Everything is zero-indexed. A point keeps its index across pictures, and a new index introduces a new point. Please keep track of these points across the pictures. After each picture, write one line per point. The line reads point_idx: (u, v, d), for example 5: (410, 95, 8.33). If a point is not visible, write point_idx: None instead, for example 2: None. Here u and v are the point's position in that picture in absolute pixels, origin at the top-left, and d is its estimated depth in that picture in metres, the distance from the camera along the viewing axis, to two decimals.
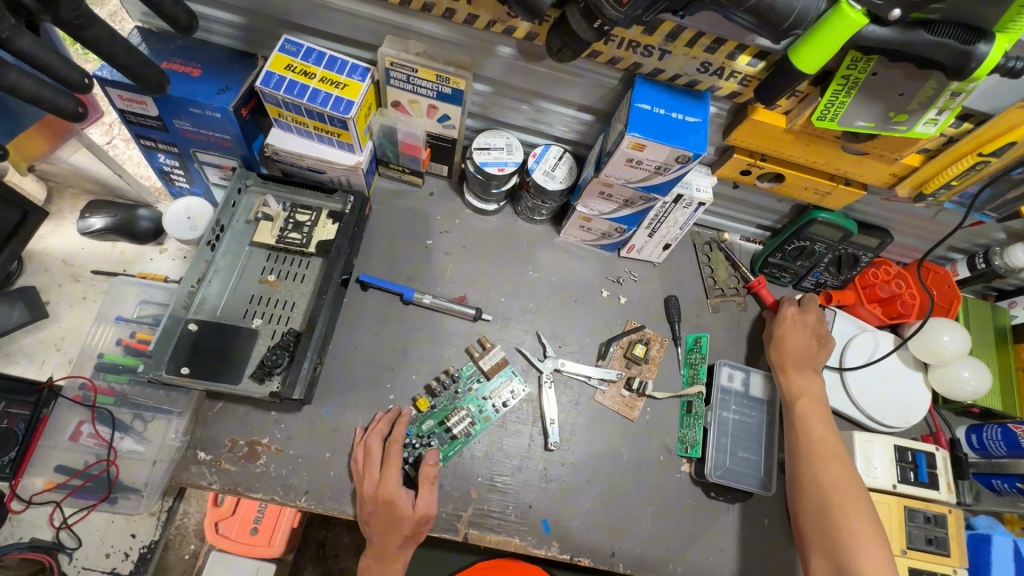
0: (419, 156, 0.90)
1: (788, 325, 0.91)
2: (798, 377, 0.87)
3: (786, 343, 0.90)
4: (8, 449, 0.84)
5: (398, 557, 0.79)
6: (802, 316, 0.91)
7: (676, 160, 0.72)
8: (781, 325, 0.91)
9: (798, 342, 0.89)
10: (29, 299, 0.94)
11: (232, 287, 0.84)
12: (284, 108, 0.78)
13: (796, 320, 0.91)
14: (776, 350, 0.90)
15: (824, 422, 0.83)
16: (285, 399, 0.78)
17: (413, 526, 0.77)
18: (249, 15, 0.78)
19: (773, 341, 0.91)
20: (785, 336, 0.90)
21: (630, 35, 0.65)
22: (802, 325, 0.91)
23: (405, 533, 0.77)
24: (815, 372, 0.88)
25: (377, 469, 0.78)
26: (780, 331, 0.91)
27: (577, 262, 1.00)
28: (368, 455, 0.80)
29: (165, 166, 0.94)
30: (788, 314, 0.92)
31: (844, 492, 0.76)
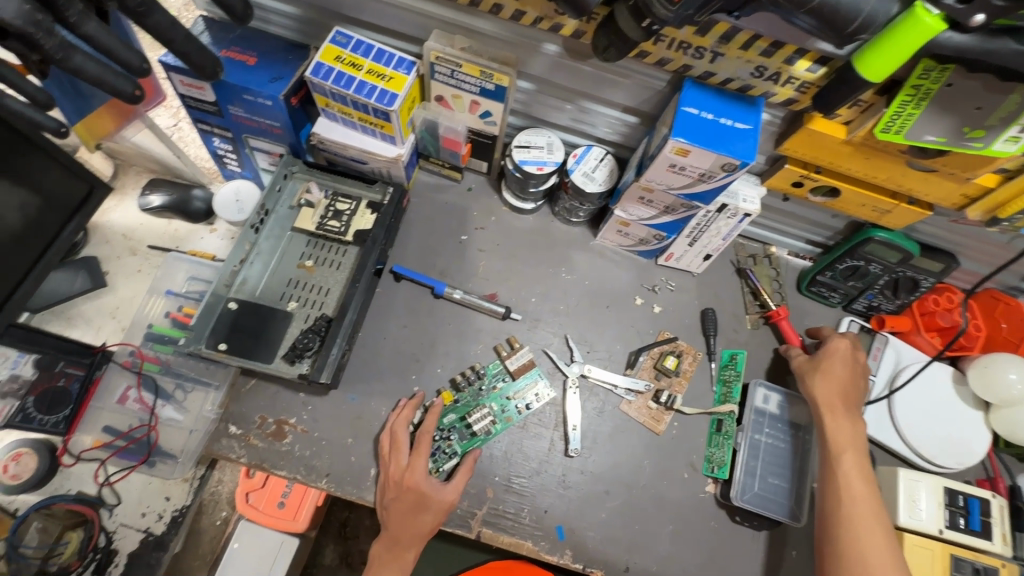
0: (459, 151, 0.90)
1: (834, 357, 0.85)
2: (844, 420, 0.79)
3: (831, 374, 0.83)
4: (63, 406, 0.91)
5: (411, 547, 0.80)
6: (853, 350, 0.85)
7: (721, 168, 0.68)
8: (828, 356, 0.84)
9: (846, 378, 0.82)
10: (91, 269, 1.01)
11: (272, 270, 0.87)
12: (331, 98, 0.79)
13: (844, 354, 0.84)
14: (818, 382, 0.83)
15: (864, 476, 0.75)
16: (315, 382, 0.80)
17: (433, 517, 0.78)
18: (305, 8, 0.80)
19: (815, 369, 0.84)
20: (831, 367, 0.83)
21: (680, 36, 0.63)
22: (850, 360, 0.84)
23: (427, 524, 0.78)
24: (859, 415, 0.81)
25: (403, 456, 0.79)
26: (826, 362, 0.84)
27: (611, 266, 0.98)
28: (394, 442, 0.81)
29: (219, 150, 0.98)
30: (837, 347, 0.85)
31: (877, 553, 0.70)
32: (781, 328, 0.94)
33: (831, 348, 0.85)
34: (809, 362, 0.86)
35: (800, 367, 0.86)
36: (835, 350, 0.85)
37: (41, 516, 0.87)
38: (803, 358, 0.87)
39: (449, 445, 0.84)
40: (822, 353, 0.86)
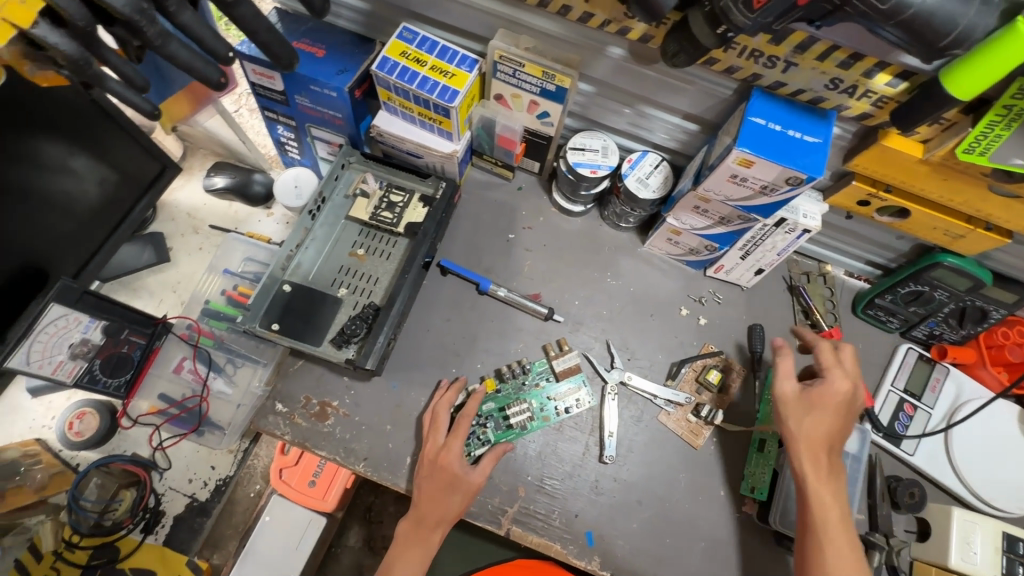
0: (513, 150, 0.91)
1: (826, 403, 0.75)
2: (829, 478, 0.73)
3: (818, 422, 0.74)
4: (125, 371, 0.94)
5: (436, 529, 0.79)
6: (846, 395, 0.75)
7: (785, 182, 0.66)
8: (819, 403, 0.75)
9: (833, 431, 0.74)
10: (157, 244, 1.06)
11: (325, 256, 0.90)
12: (393, 92, 0.81)
13: (836, 401, 0.75)
14: (802, 432, 0.74)
15: (852, 547, 0.69)
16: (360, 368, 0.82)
17: (461, 498, 0.78)
18: (374, 3, 0.82)
19: (801, 413, 0.75)
20: (819, 417, 0.74)
21: (753, 44, 0.61)
22: (840, 406, 0.75)
23: (454, 504, 0.78)
24: (843, 470, 0.74)
25: (441, 436, 0.80)
26: (816, 411, 0.75)
27: (658, 274, 0.97)
28: (434, 422, 0.82)
29: (282, 137, 1.01)
30: (830, 394, 0.75)
31: None
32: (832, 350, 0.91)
33: (822, 392, 0.76)
34: (796, 398, 0.76)
35: (785, 405, 0.76)
36: (825, 395, 0.75)
37: (100, 473, 0.92)
38: (791, 391, 0.77)
39: (483, 432, 0.84)
40: (809, 392, 0.76)
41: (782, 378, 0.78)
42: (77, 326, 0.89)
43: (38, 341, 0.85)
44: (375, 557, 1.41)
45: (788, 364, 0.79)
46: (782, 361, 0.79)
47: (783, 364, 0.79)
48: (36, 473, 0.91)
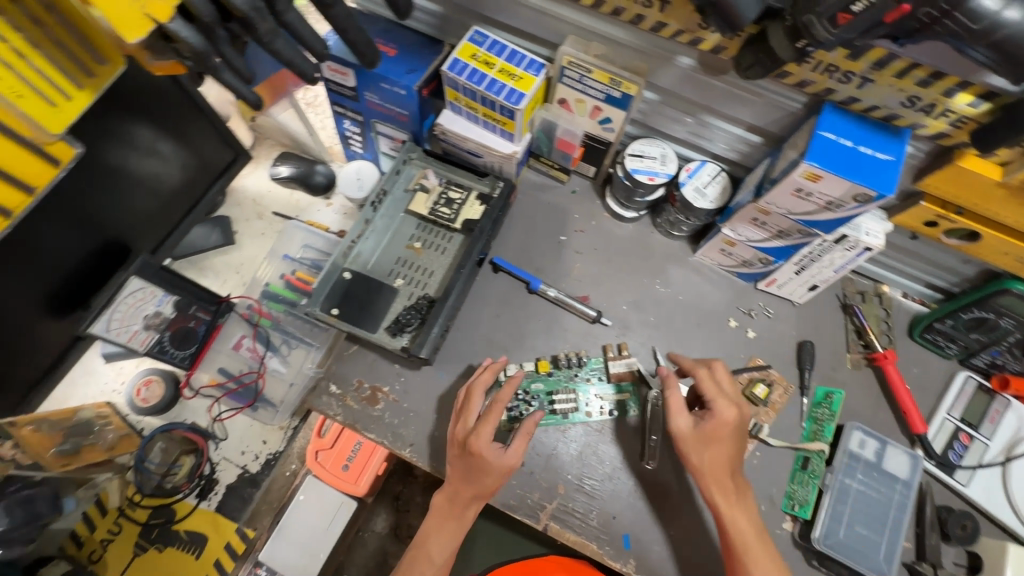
0: (571, 153, 0.93)
1: (721, 433, 0.77)
2: (737, 500, 0.76)
3: (717, 455, 0.76)
4: (191, 344, 0.99)
5: (471, 504, 0.80)
6: (736, 419, 0.77)
7: (853, 198, 0.66)
8: (716, 435, 0.76)
9: (731, 456, 0.77)
10: (224, 227, 1.12)
11: (384, 247, 0.93)
12: (461, 92, 0.84)
13: (729, 429, 0.77)
14: (705, 465, 0.76)
15: (777, 565, 0.73)
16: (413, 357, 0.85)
17: (496, 478, 0.77)
18: (448, 7, 0.85)
19: (700, 448, 0.76)
20: (714, 448, 0.76)
21: (830, 58, 0.61)
22: (732, 433, 0.77)
23: (489, 484, 0.78)
24: (745, 487, 0.77)
25: (472, 419, 0.80)
26: (712, 443, 0.76)
27: (708, 284, 0.97)
28: (467, 404, 0.81)
29: (347, 131, 1.06)
30: (724, 425, 0.77)
31: None
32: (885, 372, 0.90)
33: (715, 426, 0.76)
34: (694, 434, 0.76)
35: (685, 443, 0.77)
36: (719, 429, 0.76)
37: (164, 438, 0.98)
38: (686, 428, 0.77)
39: (527, 409, 0.87)
40: (704, 427, 0.76)
41: (675, 415, 0.78)
42: (152, 299, 0.97)
43: (118, 310, 0.93)
44: (400, 545, 1.45)
45: (679, 397, 0.78)
46: (673, 395, 0.78)
47: (673, 398, 0.78)
48: (108, 434, 0.95)
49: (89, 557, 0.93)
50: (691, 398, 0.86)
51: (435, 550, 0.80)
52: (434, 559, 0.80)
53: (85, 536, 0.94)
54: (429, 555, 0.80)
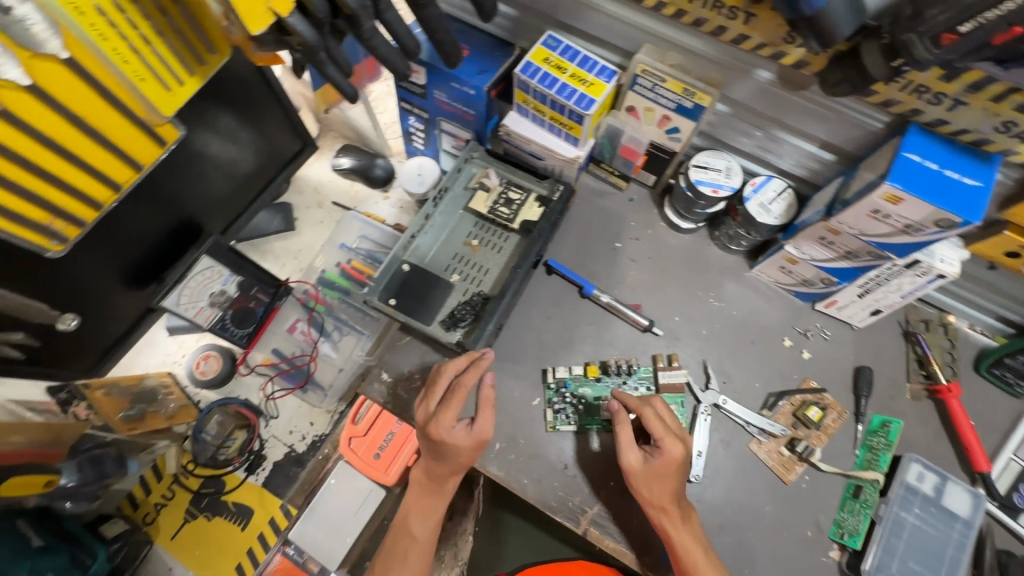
0: (634, 160, 0.93)
1: (670, 468, 0.76)
2: (687, 530, 0.75)
3: (665, 490, 0.75)
4: (248, 324, 1.03)
5: (448, 480, 0.83)
6: (682, 454, 0.77)
7: (934, 223, 0.64)
8: (665, 470, 0.76)
9: (680, 490, 0.76)
10: (286, 214, 1.15)
11: (442, 243, 0.95)
12: (530, 95, 0.85)
13: (678, 464, 0.77)
14: (656, 501, 0.75)
15: None
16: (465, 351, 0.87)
17: (468, 455, 0.79)
18: (523, 10, 0.87)
19: (651, 484, 0.75)
20: (662, 481, 0.76)
21: (922, 79, 0.59)
22: (679, 469, 0.77)
23: (461, 462, 0.79)
24: (694, 517, 0.77)
25: (433, 405, 0.80)
26: (660, 477, 0.76)
27: (764, 301, 0.95)
28: (429, 390, 0.81)
29: (411, 128, 1.08)
30: (673, 459, 0.76)
31: None
32: (949, 405, 0.86)
33: (663, 463, 0.76)
34: (643, 469, 0.76)
35: (635, 478, 0.76)
36: (666, 465, 0.76)
37: (220, 411, 1.02)
38: (636, 463, 0.77)
39: (572, 412, 0.87)
40: (652, 463, 0.76)
41: (625, 449, 0.78)
42: (218, 277, 0.99)
43: (187, 287, 0.96)
44: None
45: (627, 433, 0.79)
46: (622, 432, 0.79)
47: (623, 436, 0.79)
48: (169, 402, 1.01)
49: (143, 518, 0.99)
50: (639, 430, 0.86)
51: (416, 527, 0.84)
52: (418, 536, 0.83)
53: (140, 498, 1.00)
54: (411, 534, 0.83)
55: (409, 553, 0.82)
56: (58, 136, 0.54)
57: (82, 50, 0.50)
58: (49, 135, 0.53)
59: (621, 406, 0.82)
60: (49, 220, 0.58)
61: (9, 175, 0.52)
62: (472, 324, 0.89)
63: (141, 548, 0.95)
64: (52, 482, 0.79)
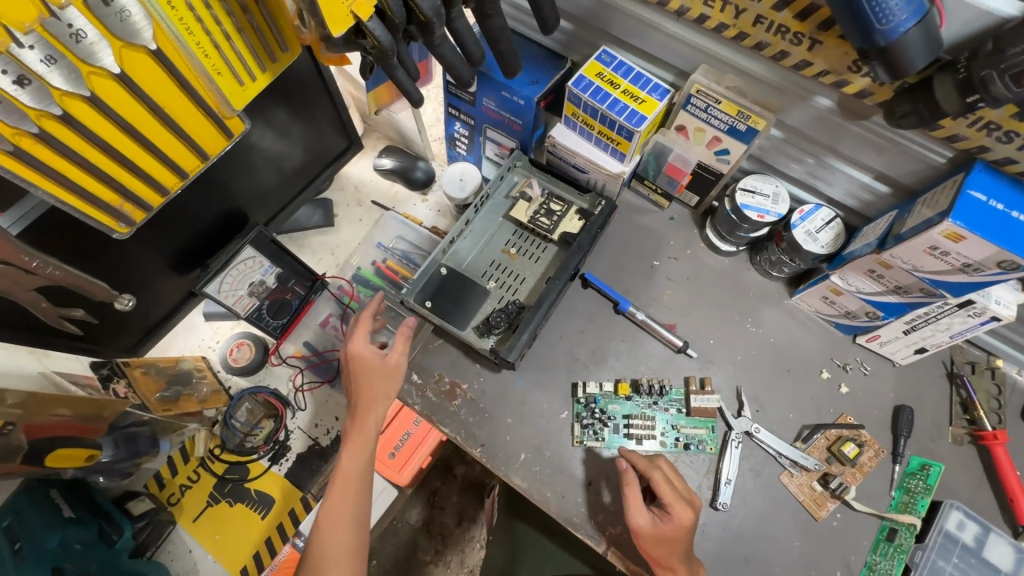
0: (679, 179, 0.93)
1: (678, 533, 0.75)
2: None
3: (674, 553, 0.74)
4: (284, 315, 1.05)
5: (369, 414, 0.87)
6: (691, 520, 0.76)
7: (996, 264, 0.62)
8: (674, 535, 0.74)
9: (688, 554, 0.75)
10: (326, 210, 1.17)
11: (479, 249, 0.96)
12: (580, 108, 0.85)
13: (687, 529, 0.75)
14: (664, 564, 0.74)
15: None
16: (497, 359, 0.86)
17: (381, 378, 0.87)
18: (578, 24, 0.87)
19: (661, 549, 0.74)
20: (670, 546, 0.74)
21: (994, 116, 0.58)
22: (689, 535, 0.76)
23: (375, 385, 0.87)
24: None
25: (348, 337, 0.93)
26: (668, 541, 0.74)
27: (802, 331, 0.93)
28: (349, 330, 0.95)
29: (455, 133, 1.09)
30: (682, 525, 0.75)
31: None
32: (994, 453, 0.83)
33: (673, 527, 0.75)
34: (653, 532, 0.74)
35: (644, 540, 0.75)
36: (676, 531, 0.74)
37: (251, 399, 1.04)
38: (645, 525, 0.75)
39: (600, 429, 0.86)
40: (662, 527, 0.74)
41: (634, 508, 0.76)
42: (259, 268, 0.98)
43: (229, 275, 0.94)
44: (432, 541, 1.46)
45: (636, 493, 0.77)
46: (630, 491, 0.77)
47: (631, 495, 0.77)
48: (202, 386, 1.04)
49: (168, 499, 1.00)
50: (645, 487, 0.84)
51: (347, 462, 0.85)
52: (352, 472, 0.84)
53: (167, 479, 1.01)
54: (346, 471, 0.84)
55: (347, 488, 0.84)
56: (137, 122, 0.56)
57: (169, 43, 0.52)
58: (129, 121, 0.55)
59: (629, 465, 0.80)
60: (119, 203, 0.61)
61: (87, 155, 0.54)
62: (506, 332, 0.89)
63: (165, 528, 0.97)
64: (93, 457, 0.83)
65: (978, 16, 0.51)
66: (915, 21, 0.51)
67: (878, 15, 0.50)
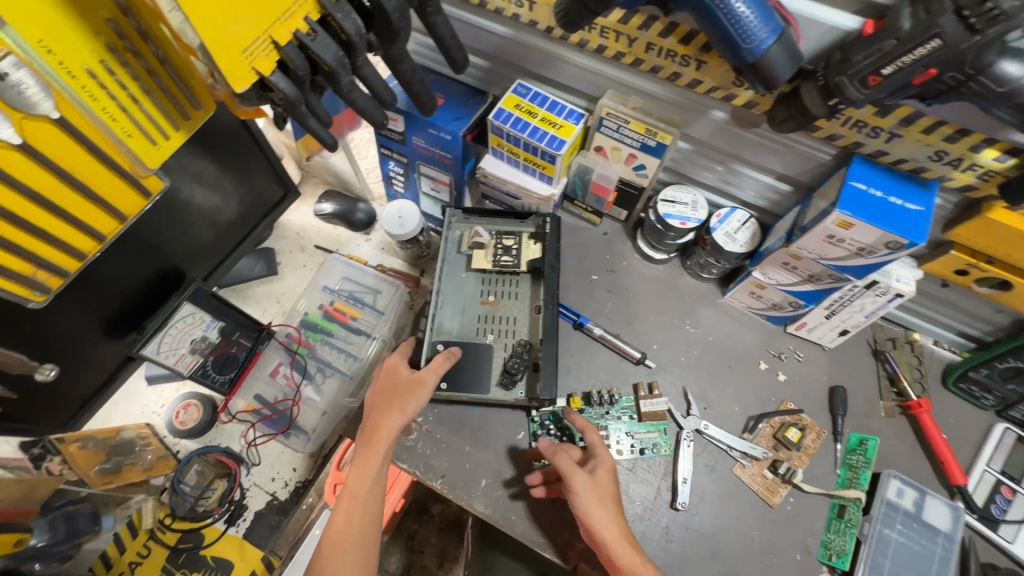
0: (605, 197, 0.98)
1: (604, 478, 0.77)
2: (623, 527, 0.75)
3: (609, 500, 0.76)
4: (231, 368, 1.03)
5: (381, 425, 0.80)
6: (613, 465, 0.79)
7: (884, 246, 0.68)
8: (603, 479, 0.77)
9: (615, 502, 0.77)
10: (268, 259, 1.16)
11: (460, 311, 0.92)
12: (504, 138, 0.89)
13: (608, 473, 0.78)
14: (606, 517, 0.73)
15: None
16: (536, 401, 0.86)
17: (405, 393, 0.82)
18: (494, 61, 0.93)
19: (602, 498, 0.75)
20: (605, 495, 0.75)
21: (859, 115, 0.65)
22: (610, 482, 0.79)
23: (393, 400, 0.82)
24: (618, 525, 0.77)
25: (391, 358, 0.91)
26: (601, 489, 0.76)
27: (739, 326, 0.98)
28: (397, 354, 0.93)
29: (391, 172, 1.12)
30: (605, 467, 0.78)
31: None
32: (921, 421, 0.89)
33: (604, 477, 0.77)
34: (593, 487, 0.75)
35: (586, 498, 0.74)
36: (605, 479, 0.77)
37: (200, 460, 1.01)
38: (587, 482, 0.75)
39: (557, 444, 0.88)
40: (598, 477, 0.76)
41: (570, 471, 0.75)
42: (199, 324, 0.97)
43: (168, 334, 0.92)
44: None
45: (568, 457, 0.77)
46: (564, 457, 0.77)
47: (566, 460, 0.76)
48: (147, 454, 1.00)
49: None
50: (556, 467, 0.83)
51: (353, 484, 0.78)
52: (356, 494, 0.78)
53: (114, 557, 0.95)
54: (350, 493, 0.78)
55: (351, 513, 0.77)
56: (45, 190, 0.56)
57: (73, 111, 0.53)
58: (37, 190, 0.55)
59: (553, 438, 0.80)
60: (33, 272, 0.60)
61: None
62: (528, 373, 0.88)
63: None
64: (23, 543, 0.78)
65: (827, 31, 0.59)
66: (775, 39, 0.57)
67: (742, 36, 0.57)
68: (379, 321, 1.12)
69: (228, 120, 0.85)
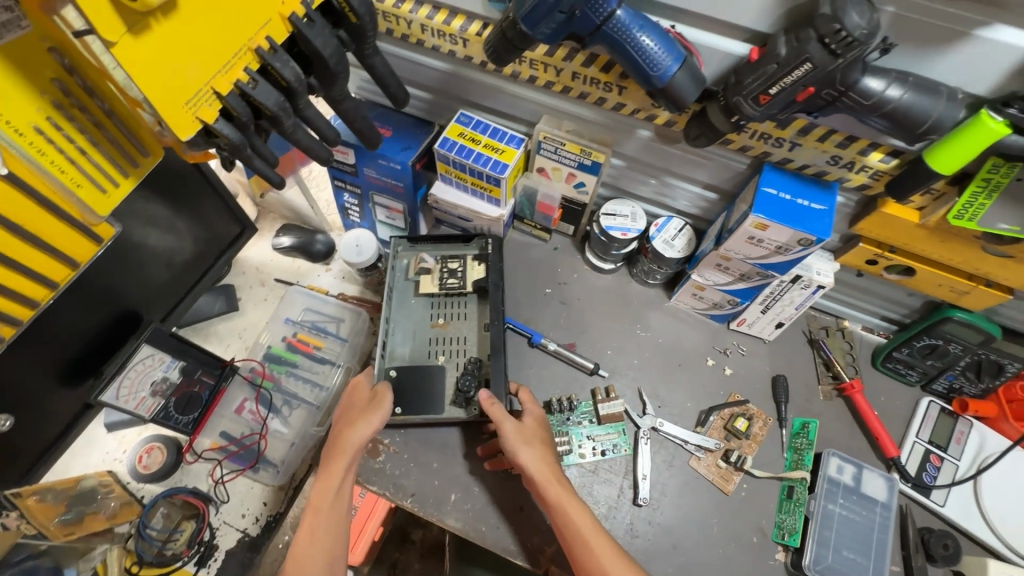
0: (551, 214, 1.04)
1: (535, 425, 0.84)
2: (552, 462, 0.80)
3: (539, 442, 0.82)
4: (195, 408, 1.02)
5: (348, 436, 0.82)
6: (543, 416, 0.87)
7: (797, 243, 0.75)
8: (534, 425, 0.84)
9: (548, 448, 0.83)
10: (229, 295, 1.17)
11: (412, 335, 0.96)
12: (451, 165, 0.94)
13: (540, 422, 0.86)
14: (533, 456, 0.79)
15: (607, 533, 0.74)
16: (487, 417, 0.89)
17: (371, 407, 0.84)
18: (436, 93, 0.98)
19: (531, 439, 0.81)
20: (534, 438, 0.82)
21: (763, 128, 0.72)
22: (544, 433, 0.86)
23: (360, 413, 0.84)
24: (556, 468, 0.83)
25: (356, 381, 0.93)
26: (529, 431, 0.82)
27: (686, 327, 1.05)
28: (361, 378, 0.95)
29: (346, 203, 1.15)
30: (536, 416, 0.86)
31: None
32: (855, 401, 0.96)
33: (533, 423, 0.84)
34: (521, 429, 0.81)
35: (513, 439, 0.80)
36: (535, 427, 0.84)
37: (165, 503, 0.99)
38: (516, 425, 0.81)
39: None
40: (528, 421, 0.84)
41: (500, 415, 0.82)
42: (160, 364, 0.97)
43: (127, 378, 0.92)
44: None
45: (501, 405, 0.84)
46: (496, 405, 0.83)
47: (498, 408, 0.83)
48: (110, 501, 0.98)
49: None
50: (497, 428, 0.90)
51: (319, 495, 0.78)
52: (321, 507, 0.77)
53: None
54: (316, 506, 0.78)
55: (316, 524, 0.76)
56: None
57: (20, 165, 0.56)
58: None
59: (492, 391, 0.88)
60: None
61: None
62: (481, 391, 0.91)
63: None
64: None
65: (723, 57, 0.67)
66: (678, 66, 0.64)
67: (649, 64, 0.63)
68: (342, 349, 1.14)
69: (179, 162, 0.87)
